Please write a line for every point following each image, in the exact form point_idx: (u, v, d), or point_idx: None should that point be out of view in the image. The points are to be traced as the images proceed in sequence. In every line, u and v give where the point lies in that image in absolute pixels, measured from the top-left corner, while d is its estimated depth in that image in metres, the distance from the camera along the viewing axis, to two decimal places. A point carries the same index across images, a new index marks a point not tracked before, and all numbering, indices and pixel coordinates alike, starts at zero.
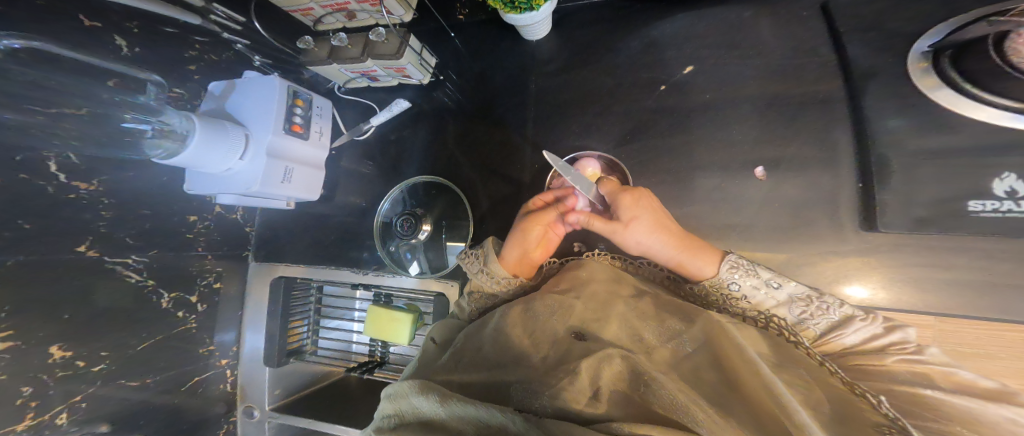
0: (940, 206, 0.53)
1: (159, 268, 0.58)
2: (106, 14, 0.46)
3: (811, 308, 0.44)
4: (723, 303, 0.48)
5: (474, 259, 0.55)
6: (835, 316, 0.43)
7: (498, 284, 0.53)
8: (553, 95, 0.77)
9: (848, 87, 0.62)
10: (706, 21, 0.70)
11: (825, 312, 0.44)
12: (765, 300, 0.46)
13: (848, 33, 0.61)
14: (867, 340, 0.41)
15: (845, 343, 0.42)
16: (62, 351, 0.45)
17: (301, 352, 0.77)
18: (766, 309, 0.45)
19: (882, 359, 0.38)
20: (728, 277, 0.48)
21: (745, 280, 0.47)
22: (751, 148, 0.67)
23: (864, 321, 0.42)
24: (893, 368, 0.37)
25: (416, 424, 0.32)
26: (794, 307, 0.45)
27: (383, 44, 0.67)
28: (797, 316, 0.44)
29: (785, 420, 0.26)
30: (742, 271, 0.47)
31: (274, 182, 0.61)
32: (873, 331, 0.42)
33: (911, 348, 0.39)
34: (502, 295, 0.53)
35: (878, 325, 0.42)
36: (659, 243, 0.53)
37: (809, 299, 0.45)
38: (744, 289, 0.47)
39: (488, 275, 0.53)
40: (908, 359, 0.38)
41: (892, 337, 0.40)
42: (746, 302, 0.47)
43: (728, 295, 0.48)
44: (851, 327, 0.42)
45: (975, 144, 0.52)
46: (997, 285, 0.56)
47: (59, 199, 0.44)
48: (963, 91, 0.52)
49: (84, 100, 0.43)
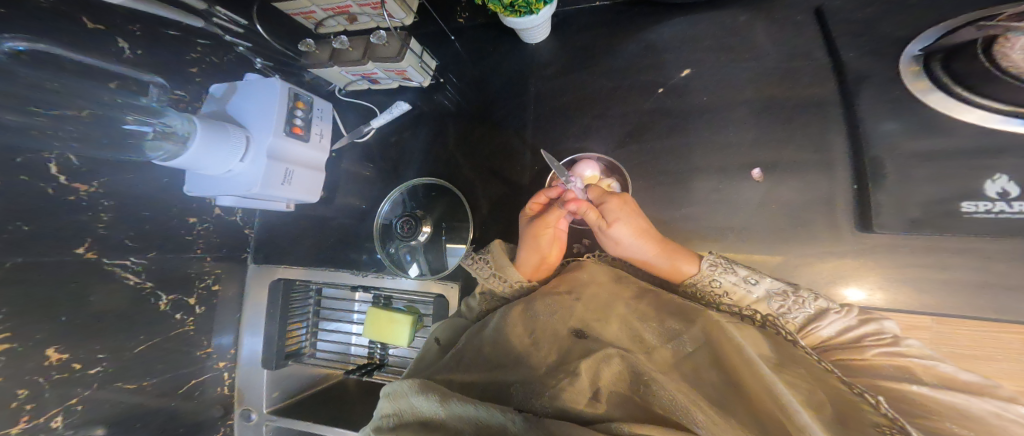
0: (934, 207, 0.54)
1: (159, 270, 0.58)
2: (109, 16, 0.46)
3: (788, 302, 0.46)
4: (709, 298, 0.48)
5: (484, 264, 0.55)
6: (811, 310, 0.45)
7: (510, 287, 0.53)
8: (552, 98, 0.78)
9: (841, 90, 0.63)
10: (703, 25, 0.71)
11: (802, 305, 0.45)
12: (745, 295, 0.47)
13: (841, 37, 0.62)
14: (843, 331, 0.43)
15: (823, 335, 0.43)
16: (60, 354, 0.44)
17: (300, 354, 0.76)
18: (749, 304, 0.46)
19: (864, 353, 0.39)
20: (709, 274, 0.49)
21: (725, 276, 0.49)
22: (748, 150, 0.68)
23: (838, 313, 0.44)
24: (875, 361, 0.38)
25: (415, 424, 0.32)
26: (772, 301, 0.46)
27: (384, 47, 0.67)
28: (777, 310, 0.45)
29: (783, 419, 0.27)
30: (722, 268, 0.49)
31: (275, 184, 0.61)
32: (848, 323, 0.43)
33: (888, 339, 0.40)
34: (513, 298, 0.53)
35: (853, 317, 0.44)
36: (644, 248, 0.54)
37: (786, 294, 0.47)
38: (726, 285, 0.48)
39: (500, 278, 0.53)
40: (889, 352, 0.38)
41: (867, 329, 0.42)
42: (727, 299, 0.47)
43: (711, 290, 0.48)
44: (827, 319, 0.43)
45: (964, 147, 0.53)
46: (990, 285, 0.57)
47: (60, 201, 0.44)
48: (954, 93, 0.53)
49: (85, 101, 0.43)
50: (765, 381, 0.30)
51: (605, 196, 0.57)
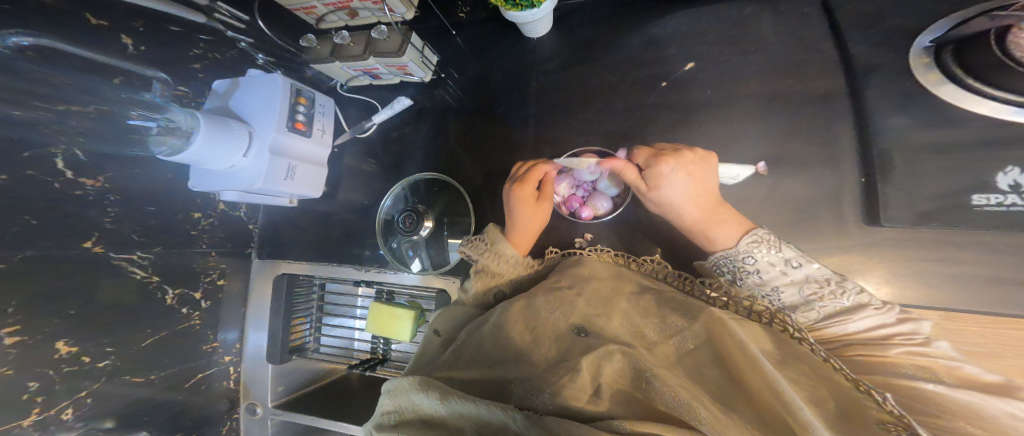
0: (944, 199, 0.53)
1: (164, 265, 0.58)
2: (112, 12, 0.46)
3: (822, 291, 0.44)
4: (736, 272, 0.50)
5: (482, 241, 0.56)
6: (847, 303, 0.43)
7: (507, 263, 0.55)
8: (554, 92, 0.78)
9: (847, 83, 0.62)
10: (706, 18, 0.71)
11: (837, 297, 0.44)
12: (777, 277, 0.47)
13: (848, 29, 0.61)
14: (875, 328, 0.41)
15: (847, 329, 0.42)
16: (69, 347, 0.45)
17: (303, 350, 0.77)
18: (773, 286, 0.47)
19: (885, 350, 0.38)
20: (747, 250, 0.49)
21: (763, 255, 0.48)
22: (752, 144, 0.67)
23: (877, 309, 0.42)
24: (895, 359, 0.36)
25: (417, 421, 0.32)
26: (805, 288, 0.45)
27: (385, 42, 0.67)
28: (805, 297, 0.45)
29: (784, 416, 0.26)
30: (765, 245, 0.48)
31: (278, 179, 0.62)
32: (883, 320, 0.41)
33: (918, 340, 0.38)
34: (508, 275, 0.55)
35: (891, 315, 0.41)
36: (684, 208, 0.56)
37: (826, 282, 0.45)
38: (759, 263, 0.48)
39: (497, 254, 0.55)
40: (912, 351, 0.37)
41: (900, 329, 0.39)
42: (754, 277, 0.49)
43: (741, 267, 0.50)
44: (859, 314, 0.42)
45: (976, 138, 0.52)
46: (999, 279, 0.56)
47: (67, 195, 0.45)
48: (983, 92, 0.51)
49: (92, 97, 0.44)
50: (767, 376, 0.29)
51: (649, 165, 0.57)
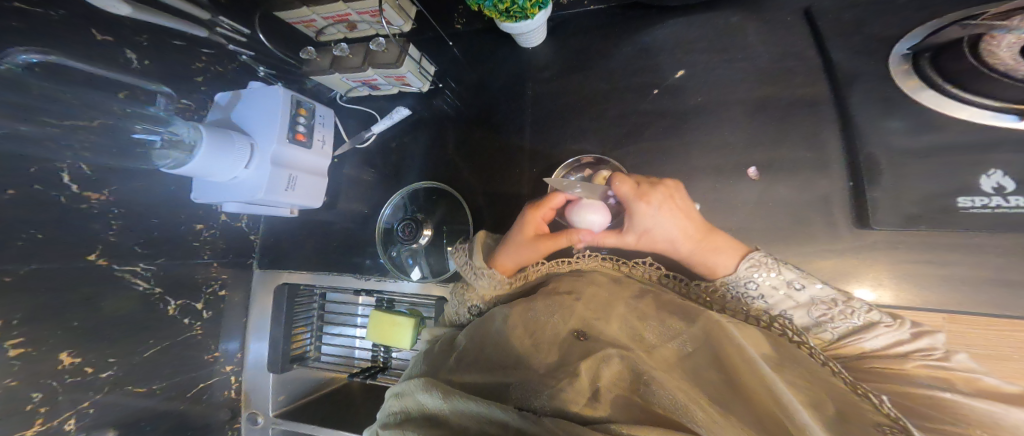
0: (933, 201, 0.54)
1: (167, 276, 0.59)
2: (117, 28, 0.48)
3: (832, 312, 0.45)
4: (738, 300, 0.50)
5: (462, 253, 0.60)
6: (859, 321, 0.44)
7: (477, 275, 0.54)
8: (549, 100, 0.79)
9: (833, 89, 0.64)
10: (695, 27, 0.72)
11: (848, 317, 0.45)
12: (782, 301, 0.47)
13: (832, 38, 0.63)
14: (892, 345, 0.42)
15: (863, 347, 0.43)
16: (72, 358, 0.46)
17: (304, 358, 0.77)
18: (780, 309, 0.47)
19: (903, 364, 0.39)
20: (746, 275, 0.49)
21: (764, 278, 0.48)
22: (743, 149, 0.68)
23: (889, 326, 0.43)
24: (912, 371, 0.38)
25: (421, 418, 0.33)
26: (813, 309, 0.46)
27: (384, 53, 0.68)
28: (815, 319, 0.46)
29: (782, 414, 0.27)
30: (763, 269, 0.48)
31: (279, 190, 0.63)
32: (898, 337, 0.42)
33: (937, 355, 0.39)
34: (481, 286, 0.54)
35: (905, 331, 0.42)
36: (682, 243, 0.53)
37: (833, 303, 0.45)
38: (762, 286, 0.48)
39: (470, 266, 0.56)
40: (931, 365, 0.38)
41: (919, 344, 0.41)
42: (759, 302, 0.48)
43: (744, 293, 0.49)
44: (873, 331, 0.43)
45: (960, 141, 0.53)
46: (989, 279, 0.57)
47: (72, 210, 0.46)
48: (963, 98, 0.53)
49: (98, 113, 0.44)
50: (768, 381, 0.30)
51: (634, 203, 0.53)
